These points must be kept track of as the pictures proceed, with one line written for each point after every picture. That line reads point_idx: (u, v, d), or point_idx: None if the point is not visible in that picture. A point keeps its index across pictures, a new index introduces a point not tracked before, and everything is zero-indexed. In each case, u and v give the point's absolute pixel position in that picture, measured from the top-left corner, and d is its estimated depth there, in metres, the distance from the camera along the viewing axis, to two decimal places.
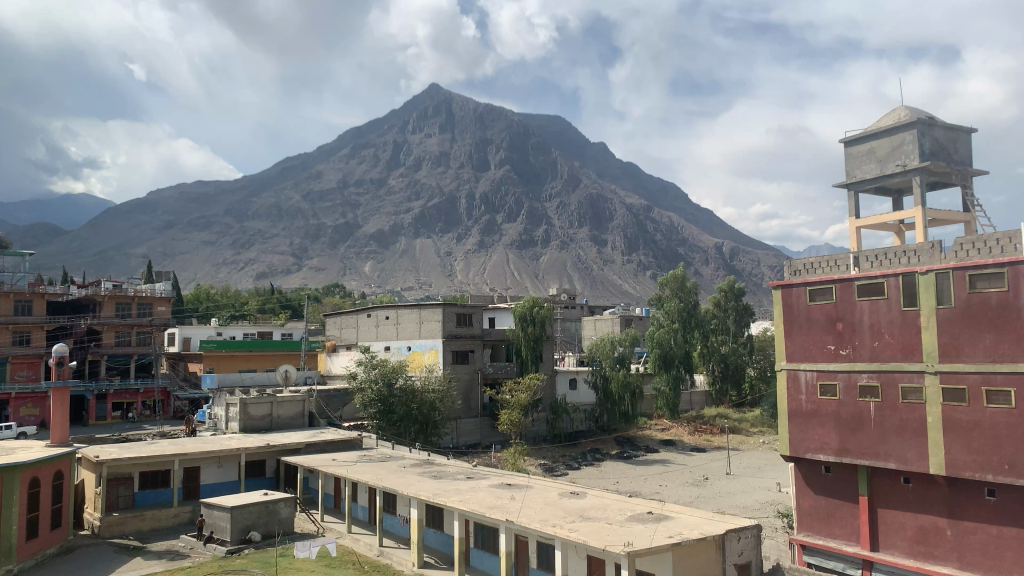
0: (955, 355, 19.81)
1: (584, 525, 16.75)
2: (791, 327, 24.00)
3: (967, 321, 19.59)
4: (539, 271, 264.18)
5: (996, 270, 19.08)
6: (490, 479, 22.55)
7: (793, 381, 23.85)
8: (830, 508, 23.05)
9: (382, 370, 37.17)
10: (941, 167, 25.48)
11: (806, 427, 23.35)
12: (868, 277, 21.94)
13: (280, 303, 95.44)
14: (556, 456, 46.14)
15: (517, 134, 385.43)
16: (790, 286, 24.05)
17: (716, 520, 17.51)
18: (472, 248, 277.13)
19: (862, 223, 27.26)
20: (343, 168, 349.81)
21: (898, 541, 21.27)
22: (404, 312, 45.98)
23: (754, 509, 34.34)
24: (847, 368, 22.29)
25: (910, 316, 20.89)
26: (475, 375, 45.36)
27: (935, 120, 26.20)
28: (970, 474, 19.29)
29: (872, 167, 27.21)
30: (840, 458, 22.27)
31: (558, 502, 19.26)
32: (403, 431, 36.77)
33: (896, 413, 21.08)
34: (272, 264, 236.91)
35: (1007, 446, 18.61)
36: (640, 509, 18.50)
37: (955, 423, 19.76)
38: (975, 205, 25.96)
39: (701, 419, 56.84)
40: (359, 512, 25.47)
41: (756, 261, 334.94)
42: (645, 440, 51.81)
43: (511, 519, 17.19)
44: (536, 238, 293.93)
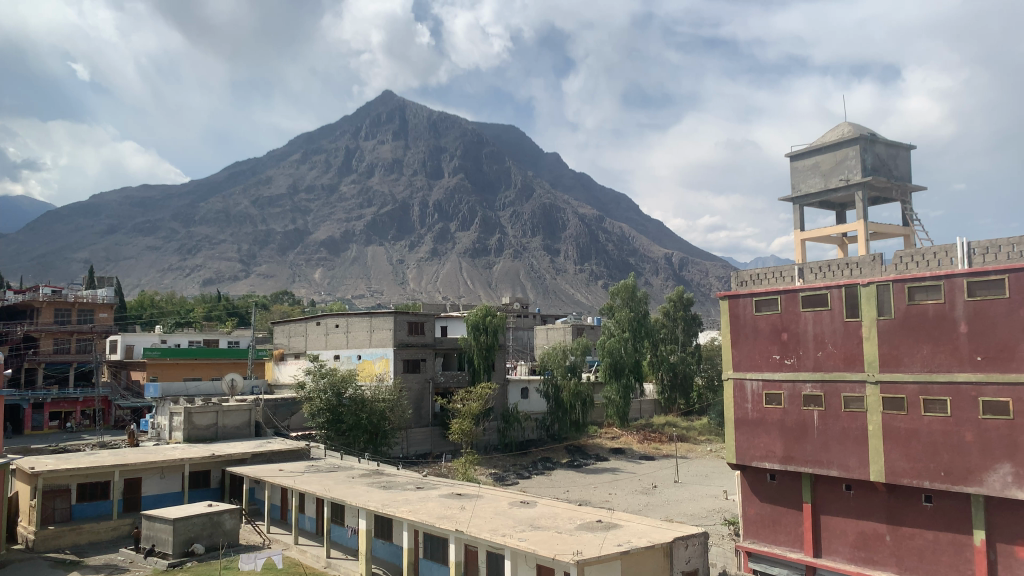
0: (895, 365, 20.38)
1: (533, 533, 16.77)
2: (738, 337, 24.39)
3: (906, 332, 20.16)
4: (492, 280, 264.14)
5: (933, 282, 19.71)
6: (440, 489, 22.43)
7: (739, 390, 24.24)
8: (775, 515, 23.48)
9: (331, 380, 36.76)
10: (883, 182, 26.28)
11: (752, 435, 23.75)
12: (812, 288, 22.44)
13: (228, 310, 93.70)
14: (506, 465, 46.15)
15: (471, 142, 385.51)
16: (737, 296, 24.46)
17: (664, 528, 17.67)
18: (424, 257, 275.85)
19: (807, 236, 27.93)
20: (294, 174, 345.45)
21: (840, 547, 21.77)
22: (355, 320, 45.52)
23: (701, 517, 34.83)
24: (791, 376, 22.76)
25: (852, 327, 21.43)
26: (426, 385, 45.14)
27: (877, 136, 26.98)
28: (908, 480, 19.86)
29: (817, 181, 27.92)
30: (785, 466, 22.69)
31: (508, 511, 19.24)
32: (352, 440, 36.32)
33: (839, 422, 21.54)
34: (219, 270, 232.38)
35: (943, 453, 19.24)
36: (590, 517, 18.61)
37: (893, 431, 20.32)
38: (914, 220, 26.84)
39: (651, 428, 57.42)
40: (306, 523, 25.07)
41: (705, 272, 340.48)
42: (596, 449, 52.09)
43: (461, 528, 17.16)
44: (489, 247, 294.21)
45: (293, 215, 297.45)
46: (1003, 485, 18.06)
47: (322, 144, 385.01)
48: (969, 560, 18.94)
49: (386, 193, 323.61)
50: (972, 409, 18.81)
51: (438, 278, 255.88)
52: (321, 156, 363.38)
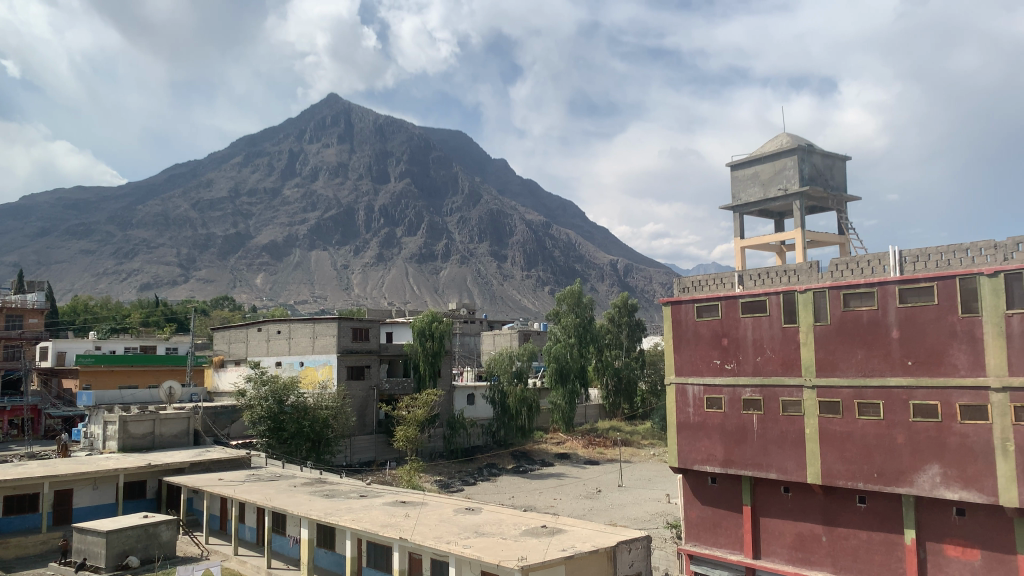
0: (831, 369, 20.92)
1: (479, 540, 16.72)
2: (680, 342, 24.75)
3: (841, 338, 20.72)
4: (438, 286, 263.17)
5: (867, 290, 20.30)
6: (383, 497, 22.20)
7: (681, 395, 24.61)
8: (716, 518, 23.89)
9: (272, 387, 36.13)
10: (819, 192, 27.04)
11: (693, 439, 24.11)
12: (751, 295, 22.93)
13: (166, 315, 91.19)
14: (452, 472, 45.95)
15: (418, 147, 383.70)
16: (679, 302, 24.82)
17: (608, 532, 17.82)
18: (370, 261, 273.30)
19: (747, 244, 28.54)
20: (236, 176, 338.92)
21: (778, 548, 22.27)
22: (297, 326, 44.78)
23: (644, 521, 35.26)
24: (731, 381, 23.19)
25: (790, 333, 21.95)
26: (370, 392, 44.70)
27: (814, 147, 27.75)
28: (843, 482, 20.41)
29: (756, 191, 28.56)
30: (725, 469, 23.10)
31: (453, 519, 19.15)
32: (294, 448, 35.75)
33: (777, 425, 22.02)
34: (157, 275, 226.27)
35: (876, 456, 19.82)
36: (535, 523, 18.64)
37: (829, 434, 20.85)
38: (849, 228, 27.69)
39: (595, 432, 57.88)
40: (246, 533, 24.56)
41: (649, 278, 345.19)
42: (541, 454, 52.29)
43: (405, 537, 17.06)
44: (435, 252, 293.13)
45: (235, 219, 291.69)
46: (933, 484, 18.75)
47: (265, 147, 378.66)
48: (900, 559, 19.57)
49: (331, 197, 319.79)
50: (903, 412, 19.44)
51: (384, 284, 253.79)
52: (264, 159, 357.13)
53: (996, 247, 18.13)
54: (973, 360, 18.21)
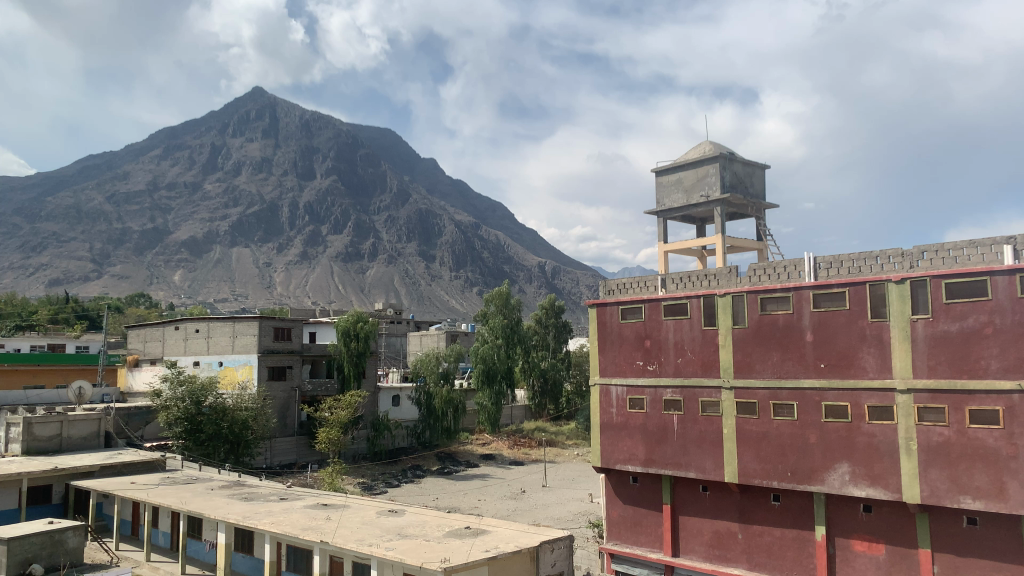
0: (748, 371, 21.54)
1: (401, 542, 16.57)
2: (605, 343, 25.11)
3: (758, 341, 21.36)
4: (364, 286, 260.06)
5: (783, 294, 20.97)
6: (305, 500, 21.78)
7: (605, 396, 24.96)
8: (637, 516, 24.30)
9: (190, 388, 35.09)
10: (739, 199, 27.84)
11: (616, 438, 24.48)
12: (673, 298, 23.41)
13: (77, 313, 87.49)
14: (375, 474, 45.46)
15: (346, 144, 378.36)
16: (604, 305, 25.16)
17: (531, 532, 17.92)
18: (294, 260, 267.94)
19: (670, 248, 29.11)
20: (154, 168, 327.41)
21: (697, 546, 22.81)
22: (216, 324, 43.50)
23: (567, 520, 35.65)
24: (653, 382, 23.64)
25: (709, 335, 22.50)
26: (293, 393, 43.78)
27: (735, 156, 28.55)
28: (758, 480, 21.04)
29: (679, 197, 29.18)
30: (646, 469, 23.53)
31: (376, 521, 18.92)
32: (212, 451, 34.78)
33: (696, 425, 22.55)
34: (67, 270, 216.62)
35: (790, 455, 20.50)
36: (459, 524, 18.57)
37: (746, 434, 21.45)
38: (767, 235, 28.58)
39: (520, 433, 58.24)
40: (159, 538, 23.70)
41: (575, 280, 349.27)
42: (466, 455, 52.26)
43: (326, 540, 16.83)
44: (362, 252, 289.64)
45: (153, 213, 281.74)
46: (842, 483, 19.49)
47: (186, 139, 367.34)
48: (811, 555, 20.32)
49: (255, 193, 312.23)
50: (816, 413, 20.16)
51: (309, 283, 249.32)
52: (185, 151, 346.29)
53: (903, 254, 18.97)
54: (881, 363, 19.00)
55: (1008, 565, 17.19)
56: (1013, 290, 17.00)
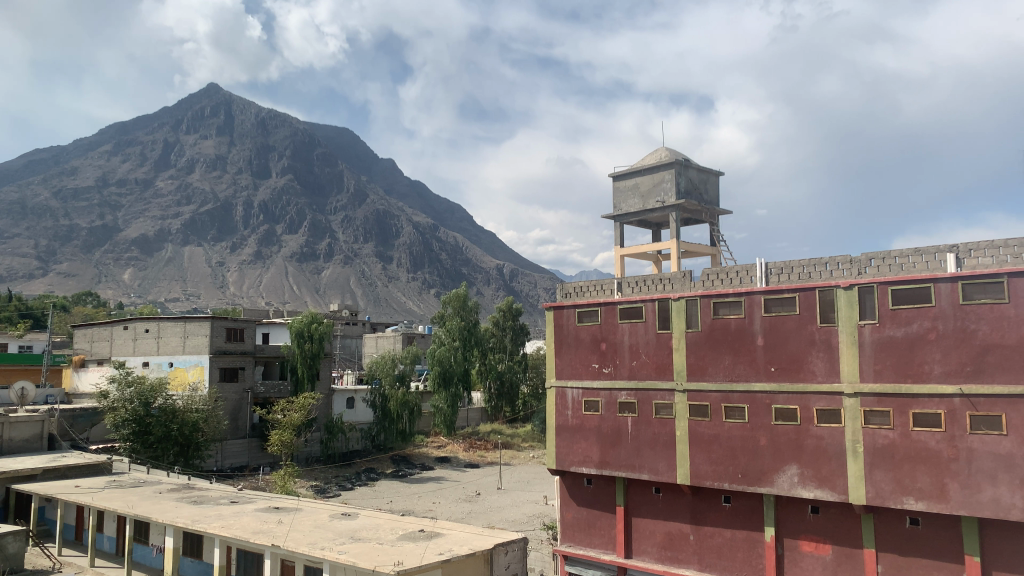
0: (701, 374, 21.84)
1: (354, 545, 16.46)
2: (561, 346, 25.26)
3: (710, 345, 21.68)
4: (320, 287, 257.18)
5: (735, 299, 21.32)
6: (256, 503, 21.49)
7: (561, 398, 25.09)
8: (590, 518, 24.46)
9: (138, 389, 34.35)
10: (694, 205, 28.21)
11: (570, 440, 24.62)
12: (629, 301, 23.64)
13: (21, 311, 84.77)
14: (328, 477, 44.99)
15: (303, 143, 374.03)
16: (561, 307, 25.33)
17: (485, 535, 17.91)
18: (248, 259, 263.85)
19: (626, 252, 29.38)
20: (104, 164, 319.49)
21: (649, 547, 23.04)
22: (166, 324, 42.64)
23: (522, 523, 35.71)
24: (608, 385, 23.84)
25: (664, 339, 22.77)
26: (244, 395, 43.15)
27: (690, 162, 28.93)
28: (710, 482, 21.34)
29: (636, 202, 29.44)
30: (600, 471, 23.71)
31: (328, 525, 18.73)
32: (160, 453, 34.07)
33: (650, 427, 22.78)
34: (10, 267, 210.04)
35: (741, 457, 20.83)
36: (412, 527, 18.50)
37: (698, 436, 21.74)
38: (721, 240, 29.02)
39: (476, 436, 58.20)
40: (104, 543, 23.13)
41: (533, 283, 350.16)
42: (421, 458, 52.03)
43: (277, 543, 16.62)
44: (318, 252, 286.54)
45: (102, 210, 274.99)
46: (791, 484, 19.86)
47: (138, 134, 359.33)
48: (760, 555, 20.68)
49: (208, 190, 306.43)
50: (766, 416, 20.52)
51: (263, 283, 245.69)
52: (136, 147, 338.85)
53: (852, 261, 19.42)
54: (829, 367, 19.45)
55: (948, 564, 17.73)
56: (955, 297, 17.55)
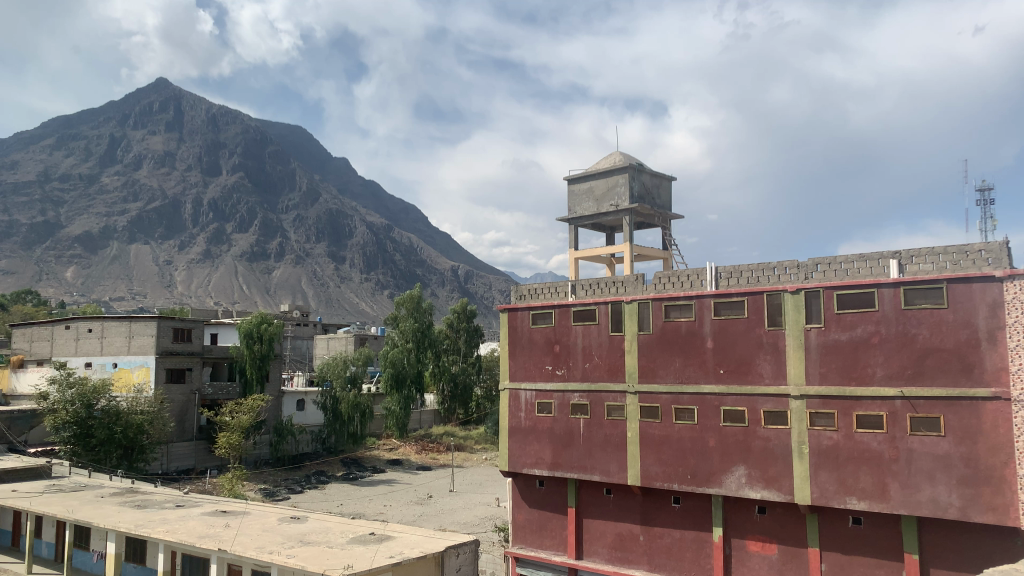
0: (652, 376, 22.08)
1: (303, 549, 16.25)
2: (515, 348, 25.31)
3: (662, 347, 21.93)
4: (270, 288, 253.35)
5: (686, 302, 21.60)
6: (202, 507, 21.06)
7: (514, 400, 25.13)
8: (542, 520, 24.54)
9: (80, 390, 33.36)
10: (647, 209, 28.51)
11: (523, 442, 24.67)
12: (582, 304, 23.78)
13: None
14: (277, 480, 44.30)
15: (255, 140, 368.19)
16: (515, 310, 25.39)
17: (436, 538, 17.83)
18: (197, 258, 258.53)
19: (580, 255, 29.53)
20: (47, 157, 309.98)
21: (599, 548, 23.20)
22: (110, 324, 41.52)
23: (474, 525, 35.66)
24: (561, 387, 23.95)
25: (616, 341, 22.95)
26: (192, 396, 42.32)
27: (644, 167, 29.24)
28: (660, 483, 21.57)
29: (590, 205, 29.62)
30: (552, 472, 23.81)
31: (277, 528, 18.46)
32: (102, 457, 33.19)
33: (602, 429, 22.95)
34: None
35: (690, 458, 21.11)
36: (362, 530, 18.34)
37: (649, 438, 21.97)
38: (672, 245, 29.37)
39: (429, 438, 57.92)
40: (42, 549, 22.42)
41: (488, 285, 350.19)
42: (372, 461, 51.57)
43: (223, 548, 16.32)
44: (269, 252, 282.28)
45: (44, 205, 266.60)
46: (739, 485, 20.19)
47: (82, 128, 349.40)
48: (708, 555, 20.98)
49: (156, 186, 299.49)
50: (715, 417, 20.83)
51: (212, 283, 240.96)
52: (81, 141, 329.74)
53: (799, 266, 19.81)
54: (776, 369, 19.82)
55: (889, 562, 18.21)
56: (897, 302, 18.03)
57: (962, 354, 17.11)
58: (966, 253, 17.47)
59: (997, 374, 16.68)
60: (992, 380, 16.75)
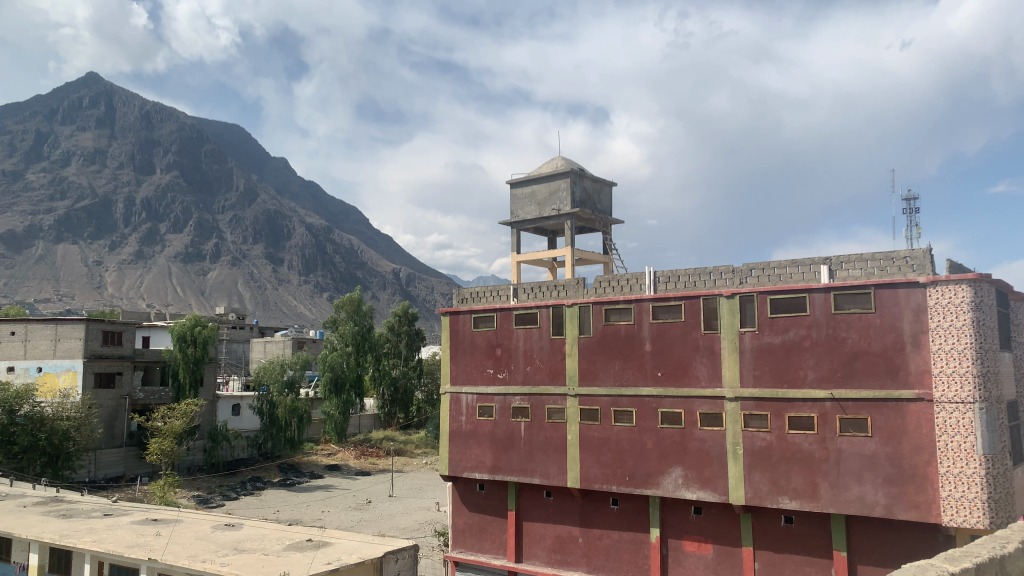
0: (592, 379, 22.29)
1: (238, 557, 15.90)
2: (456, 352, 25.26)
3: (602, 350, 22.15)
4: (206, 290, 247.21)
5: (625, 306, 21.86)
6: (132, 516, 20.40)
7: (455, 404, 25.08)
8: (482, 524, 24.52)
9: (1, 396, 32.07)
10: (588, 214, 28.75)
11: (463, 446, 24.63)
12: (524, 307, 23.85)
13: None
14: (211, 486, 43.26)
15: (190, 138, 359.20)
16: (457, 313, 25.34)
17: (375, 544, 17.63)
18: (129, 259, 250.42)
19: (523, 258, 29.62)
20: None
21: (539, 551, 23.30)
22: (35, 327, 39.96)
23: (413, 530, 35.42)
24: (502, 390, 23.98)
25: (557, 344, 23.09)
26: (122, 402, 41.01)
27: (585, 172, 29.52)
28: (599, 485, 21.78)
29: (532, 209, 29.74)
30: (493, 475, 23.80)
31: (210, 536, 18.03)
32: (26, 465, 31.97)
33: (543, 432, 23.05)
34: None
35: (630, 459, 21.37)
36: (299, 537, 18.02)
37: (588, 440, 22.17)
38: (613, 249, 29.71)
39: (368, 442, 57.30)
40: None
41: (429, 288, 348.49)
42: (310, 466, 50.78)
43: (154, 557, 15.85)
44: (204, 253, 275.54)
45: None
46: (675, 486, 20.53)
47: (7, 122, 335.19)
48: (646, 556, 21.27)
49: (85, 184, 289.18)
50: (653, 419, 21.13)
51: (144, 285, 233.75)
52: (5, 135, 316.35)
53: (734, 271, 20.20)
54: (712, 372, 20.20)
55: (819, 559, 18.74)
56: (828, 306, 18.57)
57: (889, 357, 17.74)
58: (893, 260, 18.05)
59: (920, 376, 17.35)
60: (917, 382, 17.41)
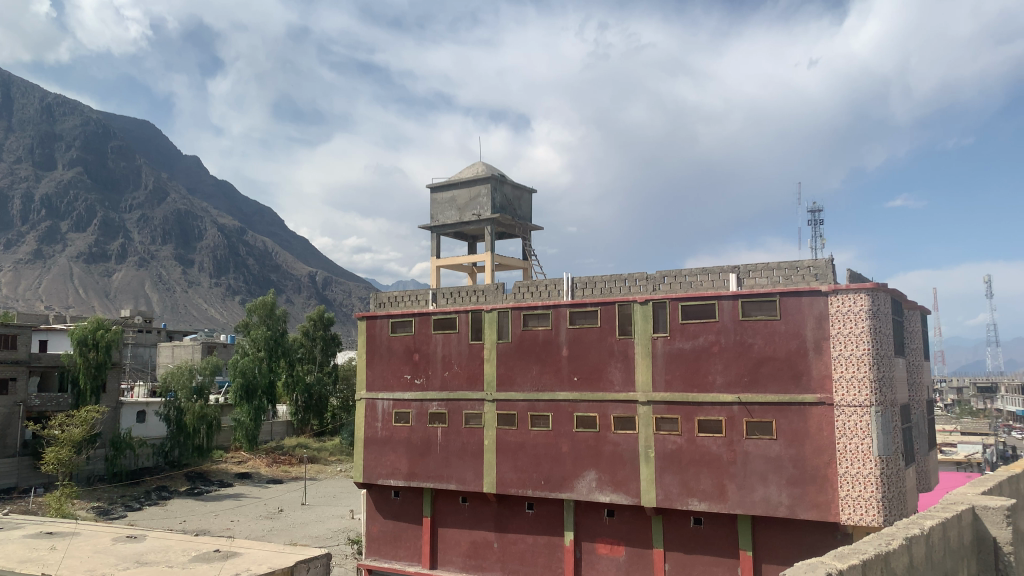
0: (509, 384, 22.39)
1: (140, 570, 15.29)
2: (373, 357, 25.00)
3: (519, 355, 22.28)
4: (110, 292, 236.66)
5: (543, 311, 22.05)
6: (25, 529, 19.33)
7: (371, 410, 24.78)
8: (397, 531, 24.28)
9: None
10: (508, 220, 28.90)
11: (379, 452, 24.34)
12: (443, 312, 23.79)
13: None
14: (113, 497, 41.43)
15: (96, 133, 343.76)
16: (374, 317, 25.07)
17: (285, 553, 17.23)
18: (26, 258, 237.35)
19: (442, 263, 29.52)
20: None
21: (454, 557, 23.22)
22: None
23: (325, 538, 34.83)
24: (419, 395, 23.82)
25: (475, 349, 23.11)
26: (15, 409, 38.84)
27: (505, 178, 29.67)
28: (515, 489, 21.88)
29: (452, 214, 29.66)
30: (408, 482, 23.61)
31: (110, 549, 17.27)
32: None
33: (459, 437, 23.01)
34: None
35: (545, 463, 21.55)
36: (206, 547, 17.47)
37: (505, 444, 22.25)
38: (531, 255, 29.95)
39: (281, 450, 56.03)
40: None
41: (347, 293, 343.58)
42: (219, 474, 49.29)
43: (49, 572, 15.08)
44: (109, 254, 263.85)
45: None
46: (589, 489, 20.82)
47: None
48: (560, 559, 21.49)
49: None
50: (568, 424, 21.37)
51: (42, 285, 222.01)
52: None
53: (647, 278, 20.64)
54: (626, 376, 20.59)
55: (726, 559, 19.31)
56: (736, 313, 19.19)
57: (793, 362, 18.46)
58: (797, 269, 18.78)
59: (822, 381, 18.14)
60: (818, 386, 18.20)
